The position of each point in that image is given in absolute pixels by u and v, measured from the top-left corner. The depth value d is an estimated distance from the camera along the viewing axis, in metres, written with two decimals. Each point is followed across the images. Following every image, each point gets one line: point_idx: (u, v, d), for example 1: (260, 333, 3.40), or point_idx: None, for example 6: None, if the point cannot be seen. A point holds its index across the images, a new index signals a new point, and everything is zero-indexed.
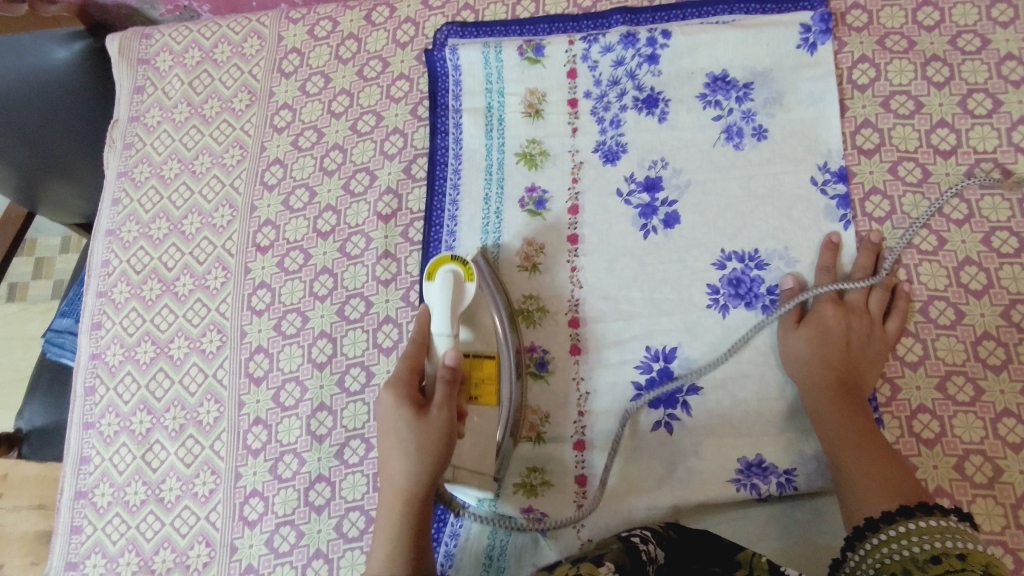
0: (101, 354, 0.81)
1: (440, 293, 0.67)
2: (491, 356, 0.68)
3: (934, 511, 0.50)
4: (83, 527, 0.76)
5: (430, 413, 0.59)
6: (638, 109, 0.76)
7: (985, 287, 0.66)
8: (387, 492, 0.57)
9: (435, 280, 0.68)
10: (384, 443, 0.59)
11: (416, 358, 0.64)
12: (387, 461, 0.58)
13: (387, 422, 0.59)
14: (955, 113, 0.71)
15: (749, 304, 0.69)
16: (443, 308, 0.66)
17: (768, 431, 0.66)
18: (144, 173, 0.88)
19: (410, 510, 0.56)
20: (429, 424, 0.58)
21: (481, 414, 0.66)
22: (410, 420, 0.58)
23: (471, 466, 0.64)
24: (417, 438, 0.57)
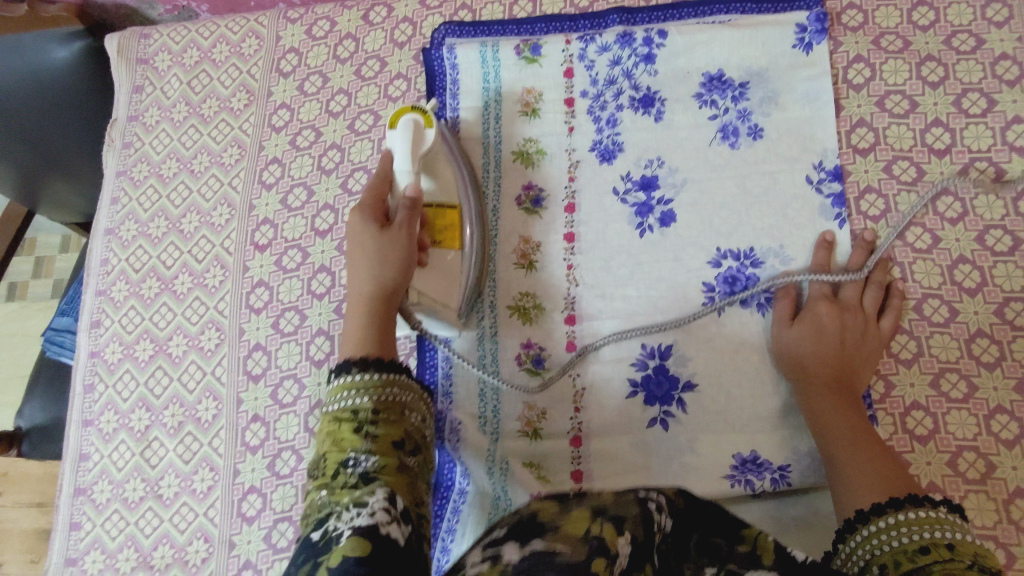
0: (100, 351, 0.82)
1: (403, 148, 0.69)
2: (453, 207, 0.72)
3: (923, 503, 0.51)
4: (81, 523, 0.76)
5: (390, 229, 0.63)
6: (634, 108, 0.76)
7: (979, 286, 0.67)
8: (354, 300, 0.61)
9: (399, 126, 0.70)
10: (352, 259, 0.63)
11: (380, 190, 0.66)
12: (352, 272, 0.63)
13: (355, 239, 0.63)
14: (950, 112, 0.71)
15: (744, 302, 0.70)
16: (404, 148, 0.69)
17: (763, 427, 0.66)
18: (144, 172, 0.88)
19: (373, 316, 0.60)
20: (393, 234, 0.63)
21: (447, 256, 0.71)
22: (371, 232, 0.63)
23: (439, 292, 0.69)
24: (380, 250, 0.62)
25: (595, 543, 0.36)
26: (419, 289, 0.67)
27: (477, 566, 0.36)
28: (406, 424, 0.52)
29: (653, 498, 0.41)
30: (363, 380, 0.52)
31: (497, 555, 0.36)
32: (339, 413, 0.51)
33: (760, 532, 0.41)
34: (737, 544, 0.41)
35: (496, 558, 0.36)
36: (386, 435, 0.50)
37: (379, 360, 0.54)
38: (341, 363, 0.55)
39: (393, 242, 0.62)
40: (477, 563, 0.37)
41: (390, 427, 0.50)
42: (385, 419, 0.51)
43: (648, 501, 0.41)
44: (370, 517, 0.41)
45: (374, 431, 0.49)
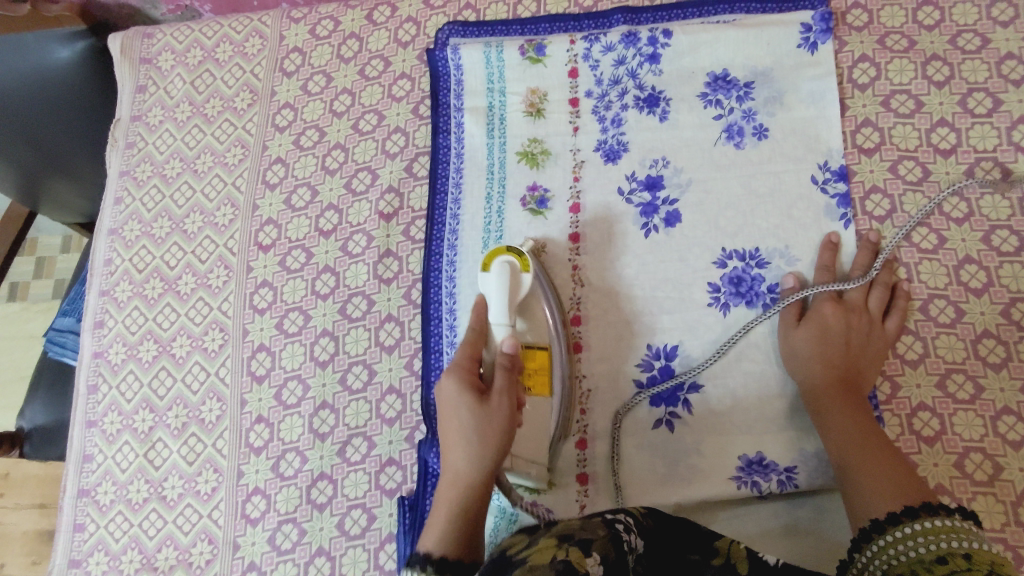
0: (104, 352, 0.82)
1: (499, 283, 0.69)
2: (544, 348, 0.69)
3: (939, 510, 0.50)
4: (85, 524, 0.76)
5: (489, 400, 0.62)
6: (639, 108, 0.76)
7: (986, 286, 0.66)
8: (447, 482, 0.60)
9: (492, 270, 0.69)
10: (445, 435, 0.62)
11: (474, 341, 0.66)
12: (449, 450, 0.61)
13: (449, 409, 0.62)
14: (955, 112, 0.71)
15: (750, 302, 0.69)
16: (500, 295, 0.68)
17: (769, 428, 0.66)
18: (147, 172, 0.88)
19: (469, 495, 0.59)
20: (494, 404, 0.62)
21: (536, 404, 0.67)
22: (471, 405, 0.61)
23: (531, 453, 0.66)
24: (478, 421, 0.61)
25: (560, 565, 0.39)
26: (515, 452, 0.66)
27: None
28: None
29: (621, 520, 0.47)
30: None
31: None
32: None
33: (732, 542, 0.51)
34: (713, 557, 0.50)
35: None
36: None
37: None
38: (416, 555, 0.56)
39: (500, 399, 0.62)
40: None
41: None
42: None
43: (616, 523, 0.46)
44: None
45: None
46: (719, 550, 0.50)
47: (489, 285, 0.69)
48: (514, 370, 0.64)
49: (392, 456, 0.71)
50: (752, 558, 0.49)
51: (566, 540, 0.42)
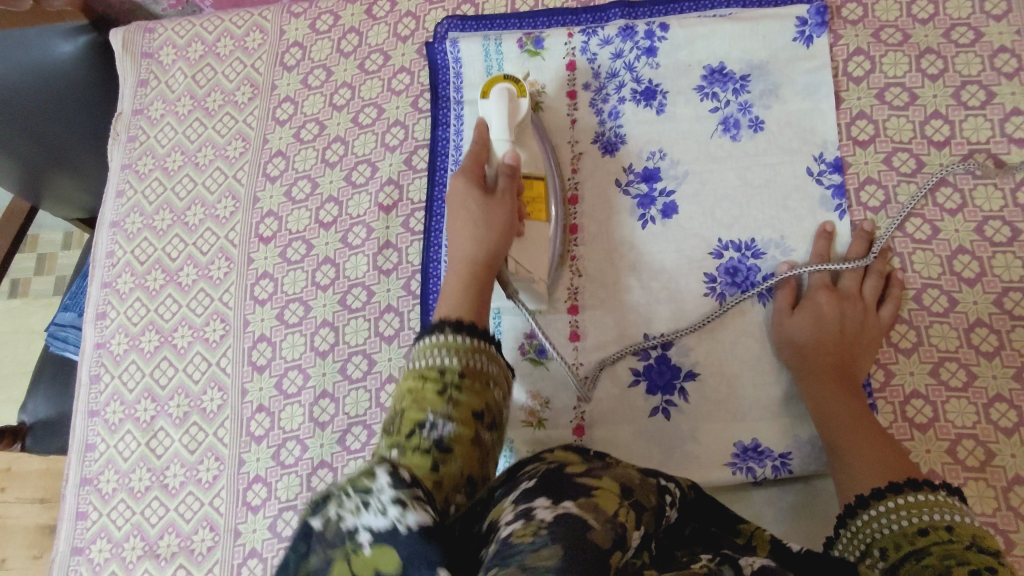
0: (106, 343, 0.82)
1: (498, 105, 0.71)
2: (542, 179, 0.72)
3: (921, 486, 0.51)
4: (88, 512, 0.77)
5: (491, 204, 0.66)
6: (636, 101, 0.77)
7: (978, 276, 0.67)
8: (457, 261, 0.65)
9: (493, 94, 0.72)
10: (454, 223, 0.67)
11: (479, 153, 0.69)
12: (456, 237, 0.66)
13: (458, 203, 0.67)
14: (949, 104, 0.72)
15: (746, 292, 0.70)
16: (501, 115, 0.71)
17: (764, 415, 0.67)
18: (149, 165, 0.89)
19: (476, 276, 0.63)
20: (497, 201, 0.66)
21: (538, 229, 0.70)
22: (480, 202, 0.66)
23: (536, 260, 0.69)
24: (479, 214, 0.66)
25: (618, 530, 0.36)
26: (517, 259, 0.68)
27: (510, 526, 0.36)
28: (489, 395, 0.55)
29: (669, 490, 0.44)
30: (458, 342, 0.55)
31: (527, 512, 0.37)
32: (430, 368, 0.54)
33: (756, 528, 0.47)
34: (736, 535, 0.47)
35: (529, 517, 0.36)
36: (470, 391, 0.53)
37: (473, 330, 0.57)
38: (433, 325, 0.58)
39: (501, 206, 0.66)
40: (510, 523, 0.36)
41: (475, 382, 0.54)
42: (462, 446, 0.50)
43: (665, 493, 0.43)
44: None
45: (460, 380, 0.53)
46: (743, 531, 0.47)
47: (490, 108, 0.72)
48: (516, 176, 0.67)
49: None
50: (775, 543, 0.45)
51: (627, 492, 0.40)
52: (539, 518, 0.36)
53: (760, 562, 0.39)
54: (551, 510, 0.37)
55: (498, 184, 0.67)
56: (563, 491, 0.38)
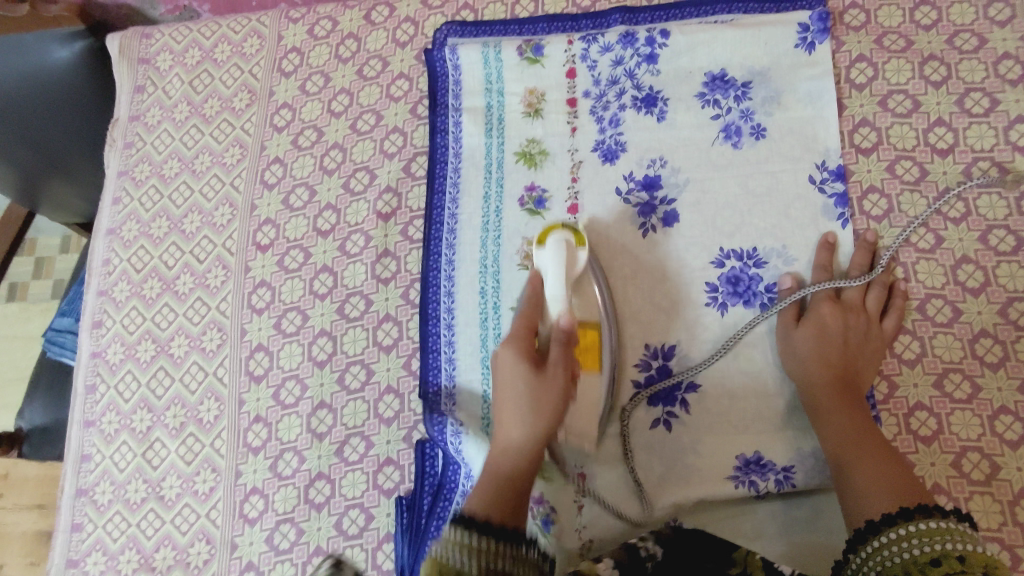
0: (102, 352, 0.82)
1: (554, 253, 0.66)
2: (595, 326, 0.68)
3: (934, 513, 0.50)
4: (83, 524, 0.76)
5: (541, 374, 0.61)
6: (637, 108, 0.76)
7: (983, 286, 0.66)
8: (497, 451, 0.60)
9: (548, 243, 0.68)
10: (499, 407, 0.62)
11: (531, 315, 0.65)
12: (502, 427, 0.61)
13: (505, 377, 0.62)
14: (952, 112, 0.71)
15: (748, 302, 0.69)
16: (557, 270, 0.66)
17: (766, 428, 0.66)
18: (145, 172, 0.88)
19: (520, 461, 0.59)
20: (542, 389, 0.60)
21: (588, 383, 0.65)
22: (525, 372, 0.61)
23: (582, 428, 0.66)
24: (531, 394, 0.60)
25: None
26: (567, 430, 0.66)
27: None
28: (517, 554, 0.51)
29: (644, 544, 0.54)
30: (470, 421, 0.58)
31: None
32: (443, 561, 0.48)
33: (750, 554, 0.53)
34: (731, 566, 0.53)
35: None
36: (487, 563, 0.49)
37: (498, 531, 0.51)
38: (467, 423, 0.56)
39: (551, 382, 0.60)
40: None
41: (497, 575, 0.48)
42: (483, 540, 0.49)
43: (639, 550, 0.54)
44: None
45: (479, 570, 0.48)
46: (737, 561, 0.53)
47: (542, 260, 0.68)
48: (572, 344, 0.62)
49: (390, 455, 0.71)
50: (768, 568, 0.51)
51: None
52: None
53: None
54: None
55: (549, 355, 0.62)
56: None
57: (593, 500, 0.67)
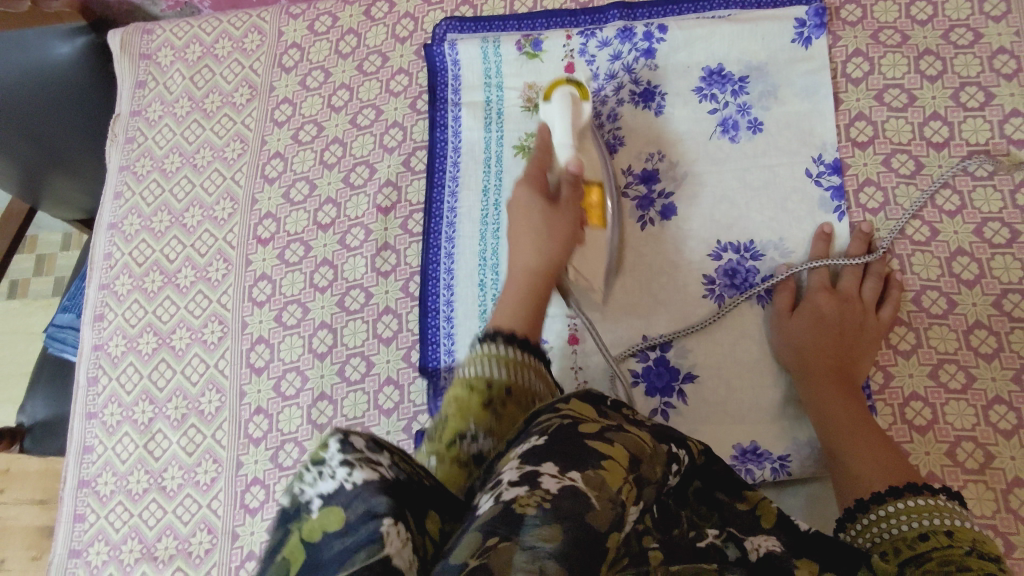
0: (104, 345, 0.82)
1: (561, 109, 0.70)
2: (598, 184, 0.70)
3: (922, 491, 0.51)
4: (85, 515, 0.76)
5: (551, 215, 0.64)
6: (635, 103, 0.77)
7: (977, 277, 0.67)
8: (519, 271, 0.63)
9: (556, 97, 0.71)
10: (514, 230, 0.65)
11: (541, 161, 0.67)
12: (514, 244, 0.65)
13: (518, 223, 0.65)
14: (948, 106, 0.72)
15: (745, 294, 0.70)
16: (563, 120, 0.69)
17: (763, 417, 0.67)
18: (147, 167, 0.89)
19: (536, 292, 0.62)
20: (560, 210, 0.65)
21: (594, 235, 0.69)
22: (541, 213, 0.64)
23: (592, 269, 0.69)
24: (531, 216, 0.64)
25: (618, 508, 0.33)
26: (576, 267, 0.68)
27: (511, 490, 0.33)
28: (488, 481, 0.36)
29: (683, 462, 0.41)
30: (494, 352, 0.52)
31: (533, 478, 0.33)
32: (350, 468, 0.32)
33: (763, 496, 0.43)
34: (739, 502, 0.43)
35: (533, 482, 0.33)
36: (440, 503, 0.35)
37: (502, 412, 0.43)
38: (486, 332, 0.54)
39: (563, 207, 0.65)
40: (514, 485, 0.33)
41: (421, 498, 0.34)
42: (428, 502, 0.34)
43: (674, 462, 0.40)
44: (334, 483, 0.31)
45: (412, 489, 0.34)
46: (747, 497, 0.43)
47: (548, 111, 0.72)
48: (579, 185, 0.66)
49: None
50: (784, 521, 0.42)
51: (635, 467, 0.37)
52: (544, 485, 0.33)
53: (766, 547, 0.40)
54: (558, 479, 0.33)
55: (561, 193, 0.66)
56: (580, 456, 0.35)
57: None
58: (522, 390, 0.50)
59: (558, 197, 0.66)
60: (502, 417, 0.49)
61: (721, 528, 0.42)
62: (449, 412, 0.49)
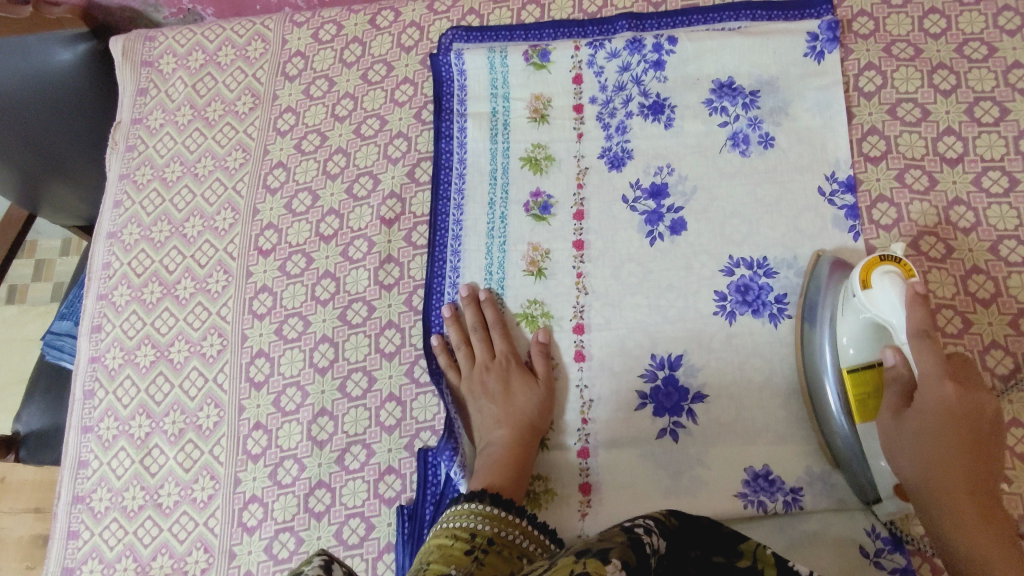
0: (101, 357, 0.81)
1: (897, 302, 0.56)
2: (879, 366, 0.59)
3: None
4: (80, 532, 0.75)
5: (907, 416, 0.55)
6: (644, 115, 0.76)
7: (993, 296, 0.65)
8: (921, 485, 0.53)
9: (874, 286, 0.57)
10: (905, 441, 0.54)
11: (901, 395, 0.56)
12: (899, 458, 0.55)
13: (904, 436, 0.55)
14: (962, 121, 0.71)
15: (757, 311, 0.68)
16: (892, 315, 0.56)
17: (774, 439, 0.65)
18: (147, 175, 0.88)
19: (954, 464, 0.52)
20: (921, 398, 0.54)
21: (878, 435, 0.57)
22: (889, 420, 0.56)
23: (914, 443, 0.54)
24: (892, 435, 0.56)
25: None
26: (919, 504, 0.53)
27: None
28: None
29: (640, 523, 0.42)
30: (471, 508, 0.56)
31: None
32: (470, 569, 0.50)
33: (758, 545, 0.44)
34: (738, 559, 0.44)
35: None
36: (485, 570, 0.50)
37: (489, 496, 0.57)
38: (472, 490, 0.58)
39: (921, 347, 0.54)
40: None
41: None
42: None
43: (634, 528, 0.41)
44: None
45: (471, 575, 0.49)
46: (744, 552, 0.45)
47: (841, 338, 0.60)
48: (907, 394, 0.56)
49: (391, 464, 0.70)
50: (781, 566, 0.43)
51: (583, 554, 0.37)
52: None
53: None
54: None
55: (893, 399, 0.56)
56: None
57: (597, 512, 0.66)
58: (506, 544, 0.55)
59: (912, 379, 0.55)
60: (484, 565, 0.51)
61: None
62: (432, 557, 0.50)
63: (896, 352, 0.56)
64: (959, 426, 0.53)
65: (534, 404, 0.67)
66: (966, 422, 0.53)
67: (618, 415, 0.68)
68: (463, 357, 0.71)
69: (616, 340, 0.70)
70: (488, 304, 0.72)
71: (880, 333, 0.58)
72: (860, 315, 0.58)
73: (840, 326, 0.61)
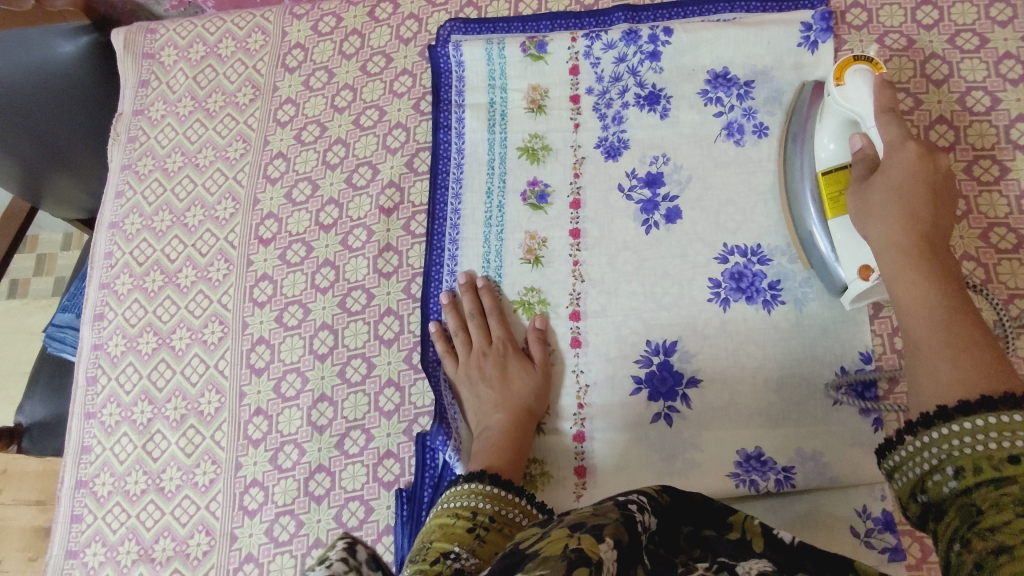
0: (103, 344, 0.82)
1: (867, 91, 0.60)
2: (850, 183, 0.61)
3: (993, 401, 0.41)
4: (83, 516, 0.76)
5: (870, 181, 0.57)
6: (640, 106, 0.77)
7: (983, 283, 0.66)
8: (886, 249, 0.53)
9: (846, 83, 0.61)
10: (874, 194, 0.56)
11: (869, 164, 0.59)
12: (869, 218, 0.56)
13: (869, 195, 0.56)
14: (954, 110, 0.71)
15: (750, 298, 0.69)
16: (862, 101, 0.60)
17: (767, 422, 0.66)
18: (149, 166, 0.89)
19: (918, 268, 0.51)
20: (886, 158, 0.57)
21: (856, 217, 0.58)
22: (857, 190, 0.58)
23: (876, 198, 0.56)
24: (862, 200, 0.57)
25: (574, 555, 0.35)
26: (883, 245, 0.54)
27: None
28: None
29: (633, 499, 0.42)
30: (469, 489, 0.57)
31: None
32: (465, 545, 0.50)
33: (746, 517, 0.46)
34: (728, 532, 0.45)
35: None
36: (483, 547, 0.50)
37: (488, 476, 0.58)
38: (469, 472, 0.59)
39: (887, 121, 0.58)
40: None
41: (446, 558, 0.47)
42: None
43: (627, 505, 0.41)
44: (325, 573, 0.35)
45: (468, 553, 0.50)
46: (733, 524, 0.46)
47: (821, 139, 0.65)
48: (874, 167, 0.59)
49: (390, 448, 0.71)
50: (768, 537, 0.45)
51: (577, 529, 0.38)
52: None
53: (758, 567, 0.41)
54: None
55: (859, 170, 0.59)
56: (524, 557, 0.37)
57: (592, 494, 0.67)
58: (506, 522, 0.55)
59: (879, 158, 0.58)
60: (485, 542, 0.52)
61: (713, 560, 0.42)
62: (434, 536, 0.51)
63: (864, 136, 0.60)
64: (920, 188, 0.54)
65: (531, 388, 0.69)
66: (924, 180, 0.54)
67: (615, 399, 0.69)
68: (460, 342, 0.72)
69: (611, 326, 0.71)
70: (486, 291, 0.73)
71: (853, 131, 0.62)
72: (837, 113, 0.63)
73: (820, 131, 0.65)
